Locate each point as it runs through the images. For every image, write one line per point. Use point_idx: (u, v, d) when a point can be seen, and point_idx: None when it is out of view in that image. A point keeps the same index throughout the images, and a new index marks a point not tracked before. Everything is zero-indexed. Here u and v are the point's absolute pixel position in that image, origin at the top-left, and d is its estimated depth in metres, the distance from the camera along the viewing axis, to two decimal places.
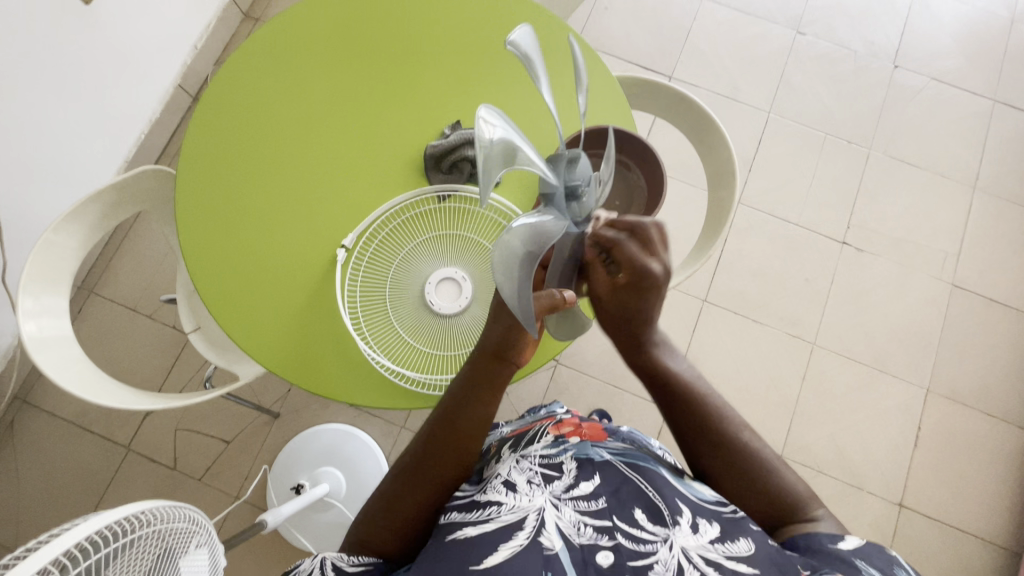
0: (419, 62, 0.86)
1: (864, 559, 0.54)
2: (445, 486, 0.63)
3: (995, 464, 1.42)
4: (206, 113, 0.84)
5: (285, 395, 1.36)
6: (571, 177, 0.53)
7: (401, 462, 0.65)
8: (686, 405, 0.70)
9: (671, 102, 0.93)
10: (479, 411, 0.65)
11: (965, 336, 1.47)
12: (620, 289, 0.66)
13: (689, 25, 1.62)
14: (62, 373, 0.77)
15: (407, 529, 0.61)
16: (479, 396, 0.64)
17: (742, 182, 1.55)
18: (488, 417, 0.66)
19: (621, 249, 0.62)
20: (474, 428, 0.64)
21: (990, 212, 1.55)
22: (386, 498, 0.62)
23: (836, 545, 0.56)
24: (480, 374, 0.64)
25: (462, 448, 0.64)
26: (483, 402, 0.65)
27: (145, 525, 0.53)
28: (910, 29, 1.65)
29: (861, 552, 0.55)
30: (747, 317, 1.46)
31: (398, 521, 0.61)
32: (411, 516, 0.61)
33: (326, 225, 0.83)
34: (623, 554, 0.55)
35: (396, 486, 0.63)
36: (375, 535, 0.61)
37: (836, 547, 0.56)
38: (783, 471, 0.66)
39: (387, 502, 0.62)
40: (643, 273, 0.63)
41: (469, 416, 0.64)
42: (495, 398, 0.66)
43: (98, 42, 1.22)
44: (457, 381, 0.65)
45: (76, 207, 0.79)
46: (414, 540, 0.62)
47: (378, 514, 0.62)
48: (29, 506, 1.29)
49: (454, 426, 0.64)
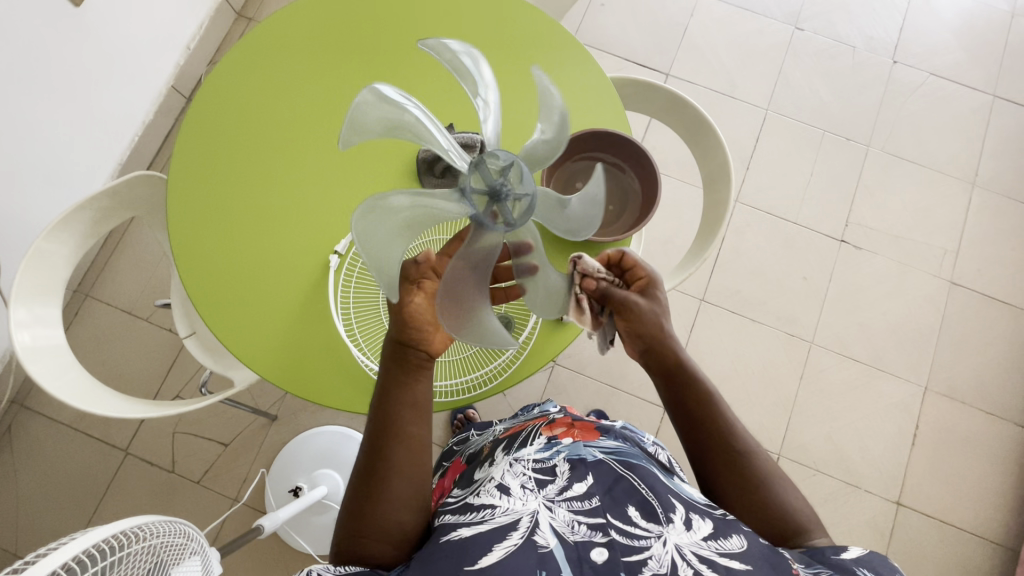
0: (409, 68, 0.85)
1: (866, 568, 0.54)
2: (406, 480, 0.61)
3: (992, 460, 1.42)
4: (195, 117, 0.83)
5: (282, 398, 1.36)
6: (498, 180, 0.57)
7: (358, 470, 0.63)
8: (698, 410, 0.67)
9: (664, 103, 0.92)
10: (406, 396, 0.63)
11: (963, 333, 1.47)
12: (647, 291, 0.69)
13: (686, 21, 1.60)
14: (56, 383, 0.77)
15: (394, 535, 0.60)
16: (400, 381, 0.63)
17: (740, 179, 1.54)
18: (423, 396, 0.64)
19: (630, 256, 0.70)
20: (405, 411, 0.63)
21: (989, 208, 1.54)
22: (353, 508, 0.61)
23: (839, 555, 0.57)
24: (393, 364, 0.64)
25: (402, 432, 0.62)
26: (405, 388, 0.63)
27: (137, 541, 0.53)
28: (910, 23, 1.63)
29: (862, 559, 0.56)
30: (745, 317, 1.46)
31: (377, 528, 0.59)
32: (394, 522, 0.60)
33: (318, 235, 0.82)
34: (617, 550, 0.55)
35: (359, 494, 0.61)
36: (366, 543, 0.59)
37: (839, 557, 0.56)
38: (789, 490, 0.65)
39: (356, 512, 0.60)
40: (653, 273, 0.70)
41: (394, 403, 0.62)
42: (424, 379, 0.64)
43: (88, 46, 1.21)
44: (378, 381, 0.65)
45: (67, 215, 0.79)
46: (402, 542, 0.61)
47: (358, 527, 0.60)
48: (27, 510, 1.29)
49: (389, 416, 0.62)
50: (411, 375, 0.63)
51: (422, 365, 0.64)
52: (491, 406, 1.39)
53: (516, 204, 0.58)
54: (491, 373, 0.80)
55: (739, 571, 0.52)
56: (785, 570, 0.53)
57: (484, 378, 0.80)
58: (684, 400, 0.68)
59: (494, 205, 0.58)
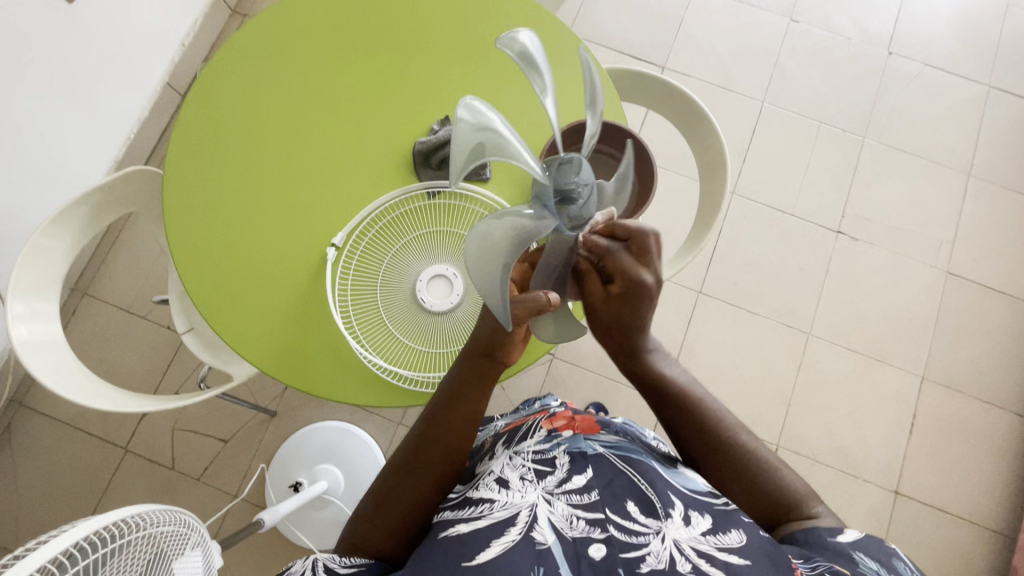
0: (404, 59, 0.85)
1: (862, 552, 0.56)
2: (435, 488, 0.63)
3: (989, 449, 1.43)
4: (192, 110, 0.83)
5: (281, 394, 1.36)
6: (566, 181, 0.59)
7: (395, 462, 0.65)
8: (672, 401, 0.71)
9: (660, 94, 0.92)
10: (470, 408, 0.66)
11: (959, 323, 1.47)
12: (614, 297, 0.67)
13: (681, 14, 1.60)
14: (55, 377, 0.77)
15: (399, 530, 0.60)
16: (469, 392, 0.66)
17: (736, 171, 1.54)
18: (477, 415, 0.67)
19: (613, 259, 0.64)
20: (465, 422, 0.65)
21: (985, 198, 1.54)
22: (378, 498, 0.62)
23: (836, 538, 0.58)
24: (466, 372, 0.66)
25: (454, 442, 0.64)
26: (471, 399, 0.66)
27: (136, 529, 0.53)
28: (904, 14, 1.63)
29: (859, 543, 0.57)
30: (743, 308, 1.46)
31: (390, 521, 0.60)
32: (409, 517, 0.61)
33: (316, 227, 0.82)
34: (615, 546, 0.55)
35: (391, 484, 0.63)
36: (372, 536, 0.60)
37: (836, 541, 0.58)
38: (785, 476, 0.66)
39: (379, 503, 0.62)
40: (633, 284, 0.64)
41: (457, 412, 0.65)
42: (483, 397, 0.67)
43: (83, 42, 1.21)
44: (444, 382, 0.67)
45: (64, 210, 0.79)
46: (407, 541, 0.61)
47: (371, 515, 0.61)
48: (27, 508, 1.30)
49: (447, 421, 0.65)
50: (481, 391, 0.66)
51: (491, 381, 0.67)
52: (490, 401, 1.39)
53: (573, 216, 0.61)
54: None
55: (739, 567, 0.52)
56: (786, 569, 0.52)
57: None
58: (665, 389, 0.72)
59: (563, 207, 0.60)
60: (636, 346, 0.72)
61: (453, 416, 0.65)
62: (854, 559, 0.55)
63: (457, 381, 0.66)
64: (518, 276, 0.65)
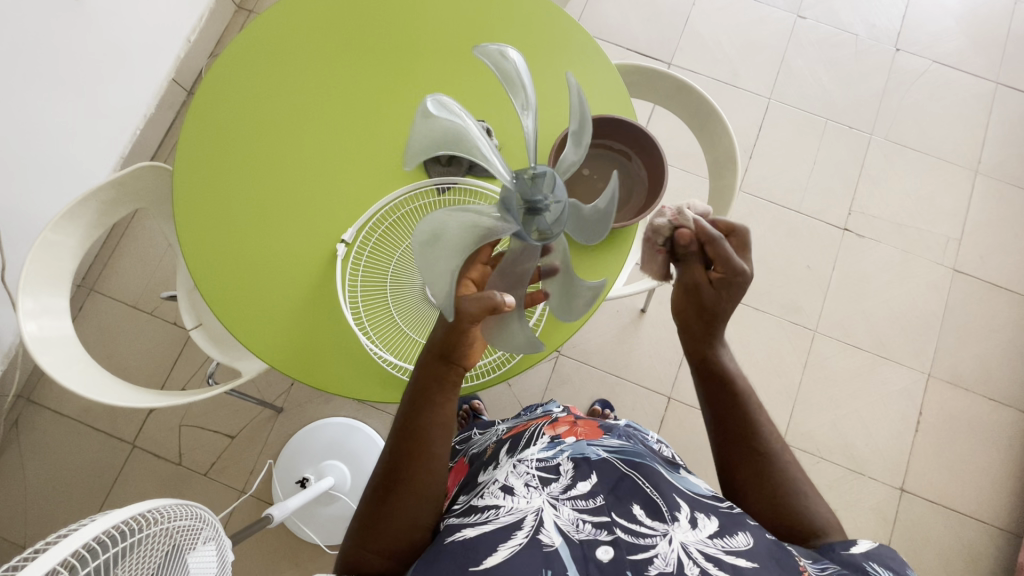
0: (416, 54, 0.85)
1: (875, 562, 0.55)
2: (423, 499, 0.61)
3: (995, 446, 1.43)
4: (201, 103, 0.83)
5: (287, 390, 1.36)
6: (532, 190, 0.58)
7: (375, 481, 0.63)
8: (727, 406, 0.70)
9: (670, 90, 0.92)
10: (435, 415, 0.63)
11: (966, 320, 1.47)
12: (714, 283, 0.70)
13: (688, 10, 1.60)
14: (66, 373, 0.77)
15: (396, 549, 0.60)
16: (432, 399, 0.64)
17: (743, 168, 1.54)
18: (448, 422, 0.64)
19: (719, 245, 0.68)
20: (434, 430, 0.63)
21: (991, 195, 1.54)
22: (365, 520, 0.61)
23: (849, 550, 0.57)
24: (428, 380, 0.64)
25: (429, 453, 0.62)
26: (434, 407, 0.64)
27: (153, 524, 0.53)
28: (912, 10, 1.62)
29: (872, 554, 0.56)
30: (749, 305, 1.46)
31: (383, 543, 0.59)
32: (399, 535, 0.60)
33: (325, 222, 0.82)
34: (622, 548, 0.54)
35: (375, 506, 0.61)
36: (367, 557, 0.59)
37: (849, 553, 0.57)
38: (811, 499, 0.64)
39: (367, 524, 0.60)
40: (733, 270, 0.68)
41: (426, 419, 0.63)
42: (450, 399, 0.65)
43: (87, 36, 1.20)
44: (410, 390, 0.65)
45: (73, 206, 0.79)
46: (402, 558, 0.60)
47: (362, 537, 0.60)
48: (35, 503, 1.30)
49: (416, 433, 0.62)
50: (444, 395, 0.64)
51: (455, 382, 0.65)
52: (495, 398, 1.40)
53: (543, 220, 0.59)
54: (500, 359, 0.81)
55: (746, 569, 0.51)
56: (792, 570, 0.53)
57: (491, 365, 0.81)
58: (722, 396, 0.71)
59: (532, 219, 0.59)
60: (710, 338, 0.72)
61: (422, 425, 0.63)
62: (865, 571, 0.54)
63: (420, 389, 0.64)
64: (482, 277, 0.63)
